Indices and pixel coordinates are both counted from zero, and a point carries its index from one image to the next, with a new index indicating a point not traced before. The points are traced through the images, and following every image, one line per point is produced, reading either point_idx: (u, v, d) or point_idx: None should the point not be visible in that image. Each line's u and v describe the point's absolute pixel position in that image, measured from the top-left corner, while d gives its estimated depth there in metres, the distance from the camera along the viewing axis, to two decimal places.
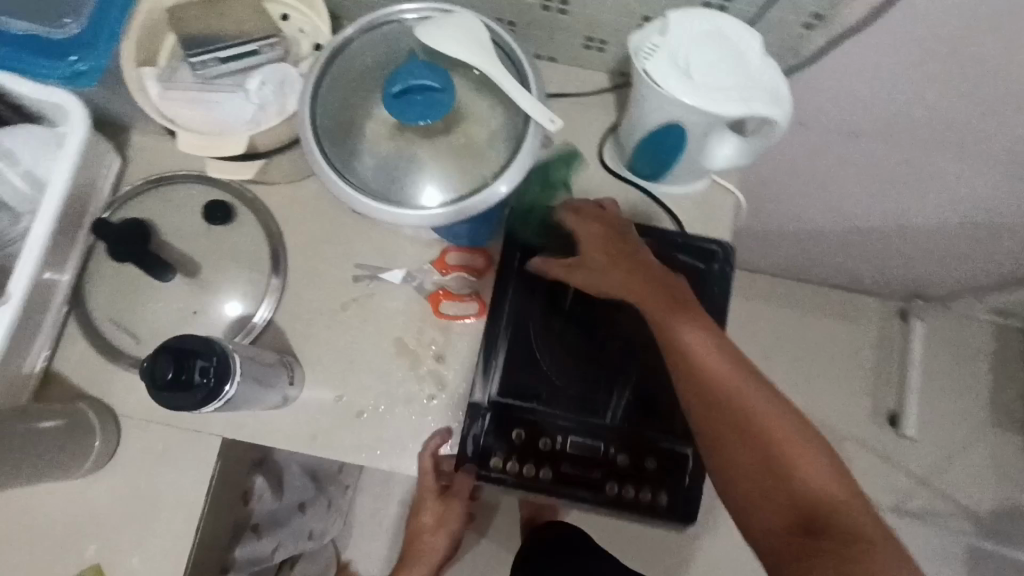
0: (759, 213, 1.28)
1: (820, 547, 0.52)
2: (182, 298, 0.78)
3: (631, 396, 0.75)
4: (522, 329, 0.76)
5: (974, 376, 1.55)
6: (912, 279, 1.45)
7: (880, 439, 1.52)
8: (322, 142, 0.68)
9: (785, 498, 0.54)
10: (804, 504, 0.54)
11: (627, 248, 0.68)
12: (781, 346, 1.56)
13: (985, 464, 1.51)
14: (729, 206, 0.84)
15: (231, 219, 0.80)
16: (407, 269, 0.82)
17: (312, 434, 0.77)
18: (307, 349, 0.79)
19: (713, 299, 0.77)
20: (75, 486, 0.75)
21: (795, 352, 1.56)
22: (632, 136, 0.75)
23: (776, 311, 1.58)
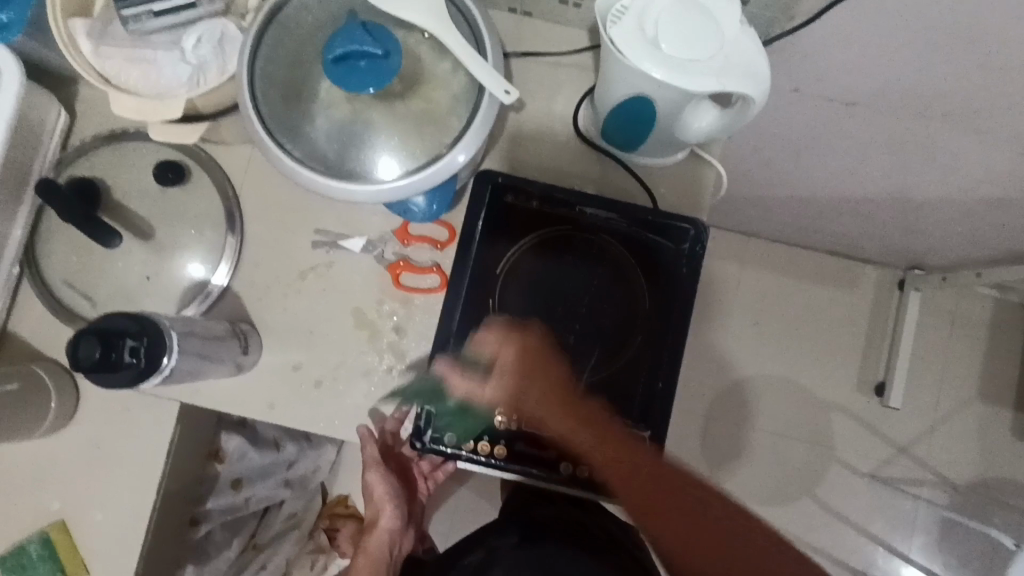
0: (755, 179, 1.23)
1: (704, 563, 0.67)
2: (136, 261, 0.77)
3: (589, 378, 0.73)
4: (479, 305, 0.73)
5: (967, 349, 1.52)
6: (912, 250, 1.40)
7: (864, 408, 1.52)
8: (266, 110, 0.65)
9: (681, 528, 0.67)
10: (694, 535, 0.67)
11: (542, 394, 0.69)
12: (772, 313, 1.53)
13: (968, 436, 1.51)
14: (709, 180, 0.80)
15: (184, 179, 0.77)
16: (368, 237, 0.79)
17: (270, 402, 0.77)
18: (265, 317, 0.78)
19: (681, 280, 0.73)
20: (29, 448, 0.74)
21: (785, 320, 1.53)
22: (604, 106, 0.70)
23: (770, 277, 1.54)
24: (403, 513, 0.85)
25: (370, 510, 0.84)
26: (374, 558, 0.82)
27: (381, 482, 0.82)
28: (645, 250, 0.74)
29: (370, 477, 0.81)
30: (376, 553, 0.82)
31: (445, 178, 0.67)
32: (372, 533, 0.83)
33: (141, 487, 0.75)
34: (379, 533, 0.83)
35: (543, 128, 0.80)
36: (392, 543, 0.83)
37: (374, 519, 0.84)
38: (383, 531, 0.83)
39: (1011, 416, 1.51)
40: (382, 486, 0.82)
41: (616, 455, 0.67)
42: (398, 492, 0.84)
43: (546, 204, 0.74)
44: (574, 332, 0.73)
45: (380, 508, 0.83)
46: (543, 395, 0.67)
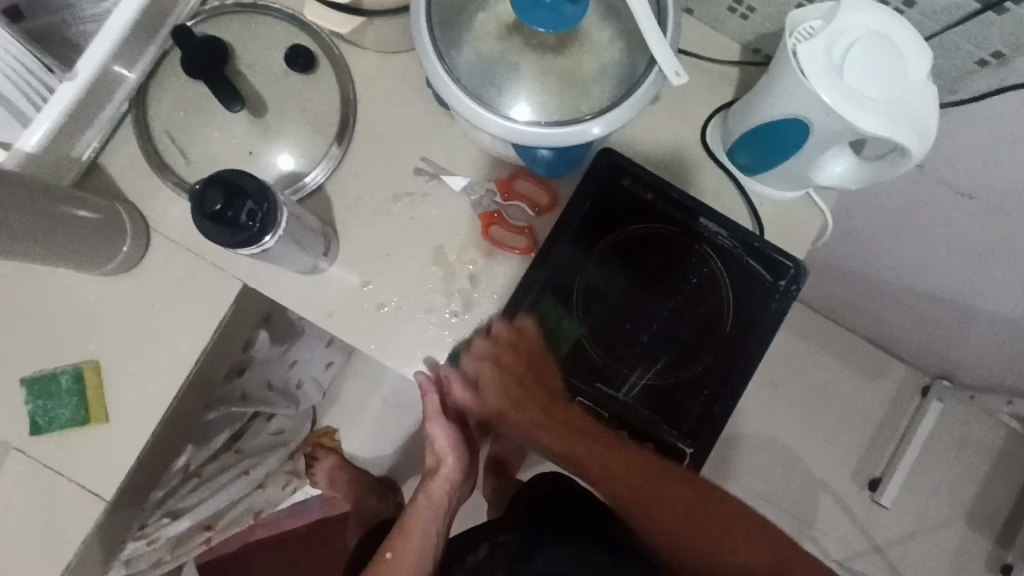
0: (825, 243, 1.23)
1: None
2: (242, 134, 0.76)
3: (650, 379, 0.72)
4: (567, 278, 0.73)
5: (970, 471, 1.51)
6: (952, 360, 1.39)
7: (853, 499, 1.51)
8: (432, 22, 0.65)
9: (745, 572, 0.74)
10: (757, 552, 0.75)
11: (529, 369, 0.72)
12: (794, 380, 1.52)
13: (945, 554, 1.51)
14: (815, 226, 0.79)
15: (312, 70, 0.77)
16: (471, 179, 0.78)
17: (329, 310, 0.76)
18: (348, 227, 0.77)
19: (767, 313, 0.72)
20: (85, 284, 0.74)
21: (804, 390, 1.52)
22: (750, 119, 0.69)
23: (803, 345, 1.53)
24: (466, 466, 0.81)
25: (431, 457, 0.81)
26: (434, 505, 0.81)
27: (444, 433, 0.78)
28: (741, 273, 0.73)
29: (434, 427, 0.78)
30: (436, 499, 0.81)
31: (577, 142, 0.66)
32: (432, 480, 0.81)
33: (182, 354, 0.74)
34: (439, 482, 0.80)
35: (669, 128, 0.79)
36: (453, 492, 0.82)
37: (433, 468, 0.81)
38: (444, 481, 0.81)
39: (991, 547, 1.50)
40: (443, 438, 0.78)
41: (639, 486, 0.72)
42: (461, 444, 0.80)
43: (660, 198, 0.73)
44: (646, 334, 0.73)
45: (440, 459, 0.80)
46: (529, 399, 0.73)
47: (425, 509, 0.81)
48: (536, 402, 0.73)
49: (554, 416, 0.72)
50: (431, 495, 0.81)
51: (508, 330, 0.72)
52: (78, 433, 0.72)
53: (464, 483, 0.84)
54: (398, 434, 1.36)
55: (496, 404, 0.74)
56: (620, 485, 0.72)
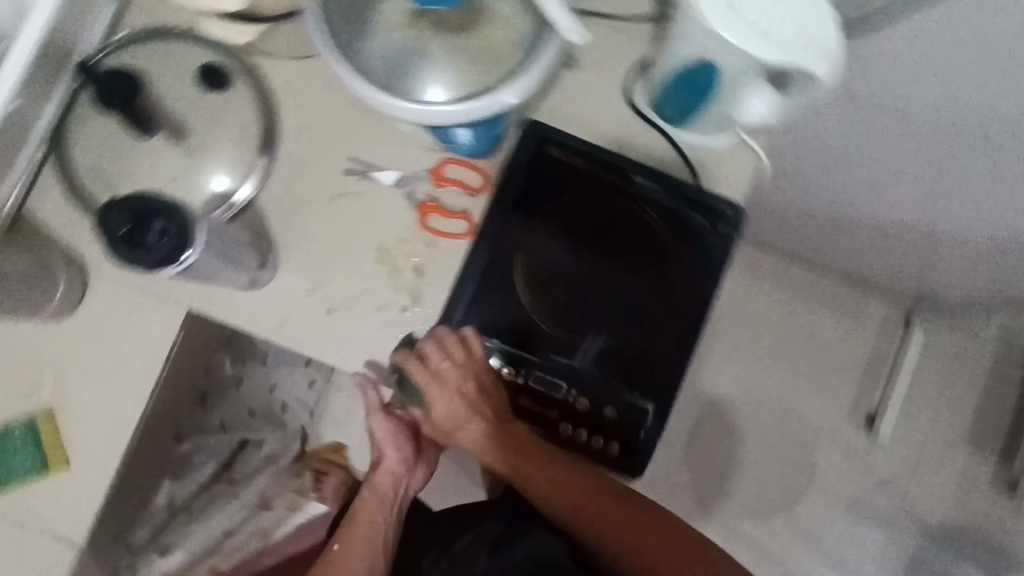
0: (782, 195, 1.23)
1: None
2: (165, 160, 0.75)
3: (606, 343, 0.72)
4: (509, 256, 0.72)
5: (997, 410, 1.36)
6: (927, 291, 1.36)
7: (847, 441, 1.40)
8: (332, 20, 0.64)
9: None
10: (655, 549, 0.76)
11: (488, 381, 0.73)
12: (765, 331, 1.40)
13: (986, 506, 1.35)
14: (751, 168, 0.77)
15: (226, 88, 0.76)
16: (402, 172, 0.77)
17: (277, 323, 0.75)
18: (286, 240, 0.76)
19: (711, 261, 0.72)
20: (29, 332, 0.73)
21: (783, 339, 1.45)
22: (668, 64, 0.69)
23: None
24: (408, 457, 0.84)
25: (374, 451, 0.84)
26: (379, 495, 0.84)
27: (382, 427, 0.81)
28: (680, 225, 0.73)
29: (373, 423, 0.81)
30: (382, 490, 0.84)
31: (494, 110, 0.64)
32: (376, 471, 0.84)
33: (135, 388, 0.73)
34: (382, 473, 0.83)
35: (593, 92, 0.78)
36: (398, 482, 0.84)
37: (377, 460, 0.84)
38: (387, 473, 0.83)
39: None
40: (379, 433, 0.82)
41: (584, 494, 0.74)
42: (400, 436, 0.83)
43: (588, 162, 0.73)
44: (595, 300, 0.73)
45: (381, 452, 0.83)
46: (477, 421, 0.74)
47: (372, 499, 0.84)
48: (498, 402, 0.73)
49: (516, 447, 0.74)
50: (376, 487, 0.84)
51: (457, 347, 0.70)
52: (41, 482, 0.72)
53: (412, 474, 0.86)
54: None
55: (460, 396, 0.74)
56: (563, 497, 0.74)
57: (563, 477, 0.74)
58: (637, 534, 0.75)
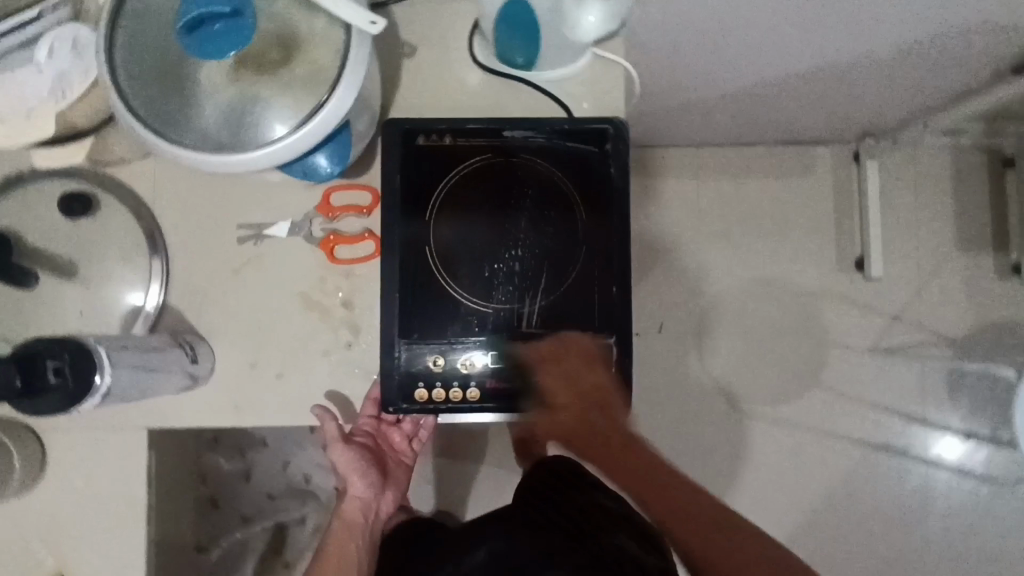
0: (695, 92, 1.25)
1: None
2: (67, 300, 0.74)
3: (546, 298, 0.71)
4: (421, 255, 0.71)
5: (937, 200, 1.58)
6: (865, 118, 1.43)
7: (849, 285, 1.58)
8: (146, 106, 0.60)
9: None
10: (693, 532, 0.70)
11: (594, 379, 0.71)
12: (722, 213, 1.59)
13: (956, 287, 1.57)
14: (618, 77, 0.77)
15: (93, 208, 0.74)
16: (292, 219, 0.76)
17: (235, 407, 0.75)
18: (213, 326, 0.75)
19: (611, 181, 0.71)
20: (10, 510, 0.73)
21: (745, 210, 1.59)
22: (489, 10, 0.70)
23: (739, 182, 1.59)
24: (377, 483, 0.79)
25: (341, 480, 0.79)
26: (350, 528, 0.77)
27: (344, 455, 0.76)
28: (569, 159, 0.72)
29: (334, 452, 0.76)
30: (351, 522, 0.77)
31: (339, 120, 0.62)
32: (345, 501, 0.78)
33: (132, 519, 0.74)
34: (351, 502, 0.78)
35: (440, 67, 0.77)
36: (369, 511, 0.79)
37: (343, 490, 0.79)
38: (356, 501, 0.78)
39: (991, 258, 1.57)
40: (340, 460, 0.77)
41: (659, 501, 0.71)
42: (366, 463, 0.78)
43: (458, 137, 0.72)
44: (519, 263, 0.72)
45: (347, 480, 0.78)
46: (576, 411, 0.70)
47: (338, 533, 0.77)
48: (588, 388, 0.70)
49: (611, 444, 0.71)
50: (345, 521, 0.77)
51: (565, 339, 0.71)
52: None
53: (384, 501, 0.81)
54: None
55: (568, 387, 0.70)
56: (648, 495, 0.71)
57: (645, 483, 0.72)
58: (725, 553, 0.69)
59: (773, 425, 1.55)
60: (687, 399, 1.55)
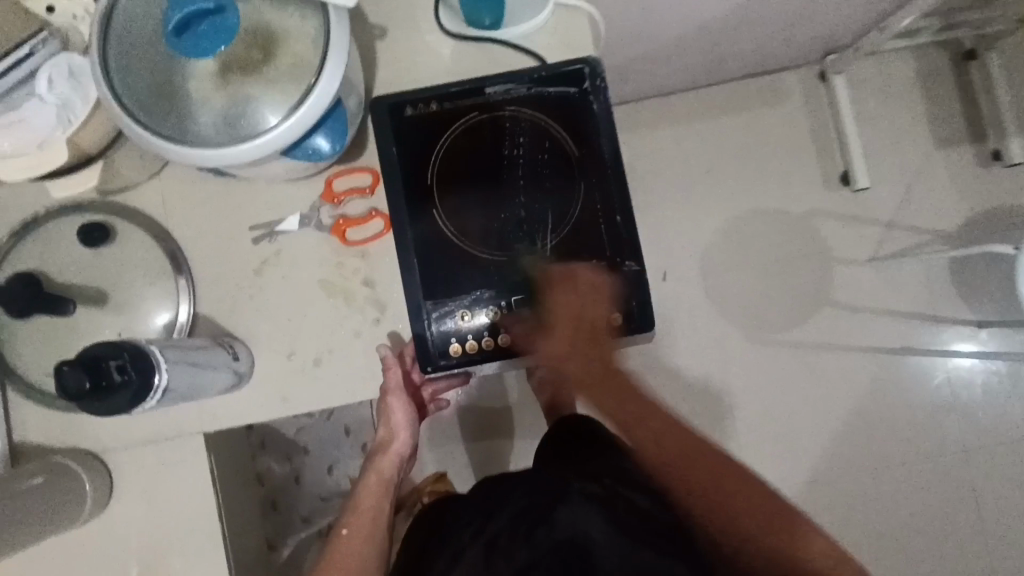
0: (657, 37, 1.29)
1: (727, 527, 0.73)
2: (103, 326, 0.77)
3: (557, 239, 0.75)
4: (428, 219, 0.74)
5: (907, 102, 1.63)
6: (824, 35, 1.47)
7: (838, 199, 1.61)
8: (147, 117, 0.63)
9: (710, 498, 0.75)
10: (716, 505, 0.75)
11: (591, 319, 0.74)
12: (705, 152, 1.63)
13: (941, 182, 1.61)
14: (584, 22, 0.80)
15: (113, 236, 0.78)
16: (301, 212, 0.79)
17: (281, 398, 0.78)
18: (246, 326, 0.78)
19: (595, 118, 0.75)
20: (88, 532, 0.77)
21: (727, 144, 1.63)
22: None
23: (716, 120, 1.63)
24: (414, 438, 0.87)
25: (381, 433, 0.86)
26: (386, 479, 0.85)
27: (401, 409, 0.83)
28: (552, 104, 0.75)
29: (392, 404, 0.82)
30: (388, 473, 0.85)
31: (330, 100, 0.65)
32: (384, 454, 0.85)
33: (202, 521, 0.77)
34: (390, 456, 0.85)
35: (414, 43, 0.80)
36: (401, 465, 0.86)
37: (385, 442, 0.86)
38: (393, 455, 0.86)
39: (972, 149, 1.61)
40: (394, 413, 0.83)
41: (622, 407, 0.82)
42: (412, 420, 0.86)
43: (444, 101, 0.75)
44: (524, 210, 0.75)
45: (392, 434, 0.85)
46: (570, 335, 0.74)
47: (377, 484, 0.84)
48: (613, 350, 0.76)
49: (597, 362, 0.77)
50: (382, 472, 0.84)
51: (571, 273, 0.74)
52: None
53: (411, 455, 0.89)
54: None
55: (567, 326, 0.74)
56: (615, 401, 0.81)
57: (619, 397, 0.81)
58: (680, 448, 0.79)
59: (792, 348, 1.58)
60: (705, 335, 1.58)
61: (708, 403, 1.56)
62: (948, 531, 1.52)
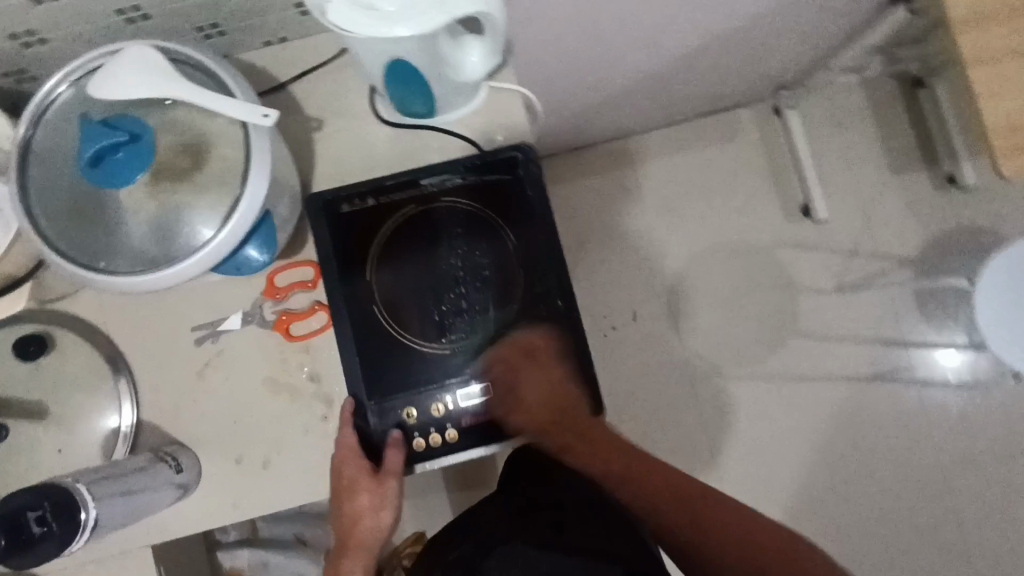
0: (605, 90, 1.29)
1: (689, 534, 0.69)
2: (41, 442, 0.74)
3: (500, 328, 0.74)
4: (367, 315, 0.74)
5: (859, 134, 1.65)
6: (770, 74, 1.48)
7: (799, 232, 1.63)
8: (70, 247, 0.62)
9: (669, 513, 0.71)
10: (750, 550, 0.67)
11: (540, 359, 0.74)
12: (667, 192, 1.64)
13: (898, 208, 1.63)
14: (519, 103, 0.80)
15: (48, 346, 0.75)
16: (243, 310, 0.78)
17: (232, 503, 0.76)
18: (192, 431, 0.77)
19: (532, 204, 0.75)
20: None
21: (688, 184, 1.64)
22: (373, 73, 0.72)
23: (676, 161, 1.64)
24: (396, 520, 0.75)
25: (356, 517, 0.71)
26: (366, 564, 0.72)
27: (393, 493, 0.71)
28: (488, 192, 0.75)
29: (381, 482, 0.70)
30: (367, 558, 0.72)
31: (259, 211, 0.63)
32: (362, 540, 0.72)
33: None
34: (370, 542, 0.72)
35: (349, 133, 0.80)
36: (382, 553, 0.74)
37: (363, 529, 0.72)
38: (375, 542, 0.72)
39: (927, 174, 1.63)
40: (383, 492, 0.71)
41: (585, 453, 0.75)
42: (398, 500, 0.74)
43: (379, 195, 0.75)
44: (465, 299, 0.75)
45: (376, 519, 0.71)
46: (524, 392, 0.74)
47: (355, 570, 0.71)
48: (540, 375, 0.74)
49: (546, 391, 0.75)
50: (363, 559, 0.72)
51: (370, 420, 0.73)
52: None
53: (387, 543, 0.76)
54: (438, 510, 1.37)
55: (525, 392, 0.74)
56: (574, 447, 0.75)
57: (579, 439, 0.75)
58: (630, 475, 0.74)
59: (765, 382, 1.58)
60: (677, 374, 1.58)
61: (686, 444, 1.56)
62: (934, 557, 1.52)
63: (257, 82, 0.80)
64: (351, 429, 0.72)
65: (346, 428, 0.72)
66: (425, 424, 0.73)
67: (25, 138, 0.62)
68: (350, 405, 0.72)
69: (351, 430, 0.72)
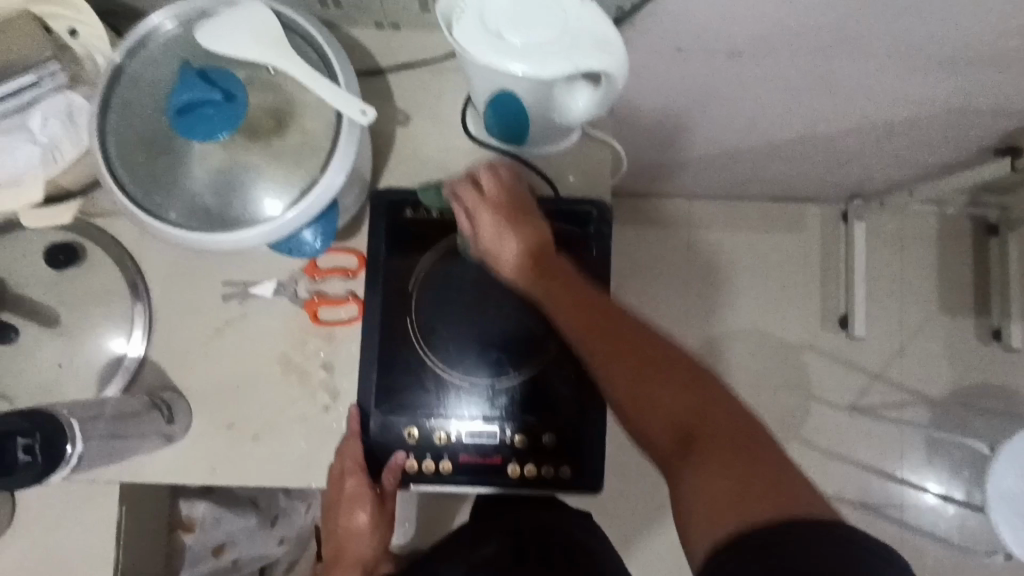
0: (679, 153, 1.22)
1: (695, 458, 0.55)
2: (47, 351, 0.74)
3: (524, 375, 0.73)
4: (398, 323, 0.73)
5: (923, 262, 1.53)
6: (853, 182, 1.41)
7: (832, 342, 1.51)
8: (132, 184, 0.61)
9: (671, 418, 0.58)
10: (689, 424, 0.57)
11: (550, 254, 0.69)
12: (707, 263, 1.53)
13: (936, 347, 1.51)
14: (608, 157, 0.79)
15: (78, 259, 0.75)
16: (278, 280, 0.77)
17: (211, 466, 0.75)
18: (192, 384, 0.75)
19: (591, 262, 0.74)
20: None
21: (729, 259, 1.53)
22: (477, 92, 0.72)
23: (721, 235, 1.54)
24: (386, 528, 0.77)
25: (354, 525, 0.73)
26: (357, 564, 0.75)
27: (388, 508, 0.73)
28: (551, 237, 0.74)
29: (380, 500, 0.72)
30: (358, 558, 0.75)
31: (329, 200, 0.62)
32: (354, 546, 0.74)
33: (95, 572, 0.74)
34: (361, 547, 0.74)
35: (432, 137, 0.78)
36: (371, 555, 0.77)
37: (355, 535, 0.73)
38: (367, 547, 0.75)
39: (973, 322, 1.51)
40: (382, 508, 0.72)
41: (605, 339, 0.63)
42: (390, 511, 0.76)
43: (445, 211, 0.74)
44: (499, 335, 0.74)
45: (370, 529, 0.73)
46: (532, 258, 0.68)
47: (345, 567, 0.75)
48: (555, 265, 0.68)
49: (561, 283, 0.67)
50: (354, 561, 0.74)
51: (372, 430, 0.71)
52: None
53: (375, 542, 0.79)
54: None
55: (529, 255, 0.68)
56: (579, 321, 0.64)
57: (601, 329, 0.63)
58: (649, 366, 0.60)
59: None
60: None
61: None
62: None
63: (357, 60, 0.79)
64: (354, 439, 0.70)
65: (349, 441, 0.70)
66: (423, 448, 0.71)
67: (117, 66, 0.62)
68: (357, 414, 0.70)
69: (354, 443, 0.70)
